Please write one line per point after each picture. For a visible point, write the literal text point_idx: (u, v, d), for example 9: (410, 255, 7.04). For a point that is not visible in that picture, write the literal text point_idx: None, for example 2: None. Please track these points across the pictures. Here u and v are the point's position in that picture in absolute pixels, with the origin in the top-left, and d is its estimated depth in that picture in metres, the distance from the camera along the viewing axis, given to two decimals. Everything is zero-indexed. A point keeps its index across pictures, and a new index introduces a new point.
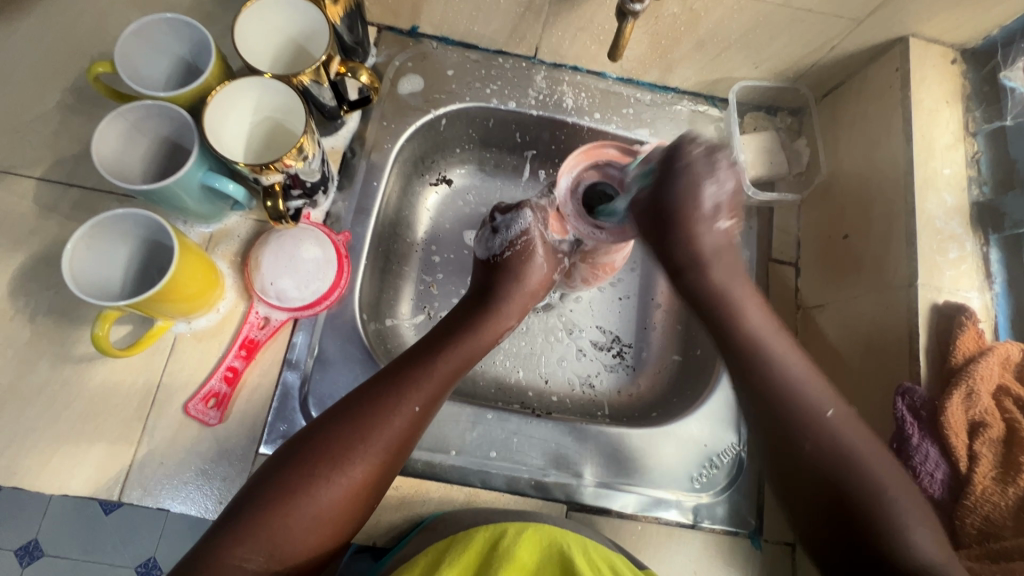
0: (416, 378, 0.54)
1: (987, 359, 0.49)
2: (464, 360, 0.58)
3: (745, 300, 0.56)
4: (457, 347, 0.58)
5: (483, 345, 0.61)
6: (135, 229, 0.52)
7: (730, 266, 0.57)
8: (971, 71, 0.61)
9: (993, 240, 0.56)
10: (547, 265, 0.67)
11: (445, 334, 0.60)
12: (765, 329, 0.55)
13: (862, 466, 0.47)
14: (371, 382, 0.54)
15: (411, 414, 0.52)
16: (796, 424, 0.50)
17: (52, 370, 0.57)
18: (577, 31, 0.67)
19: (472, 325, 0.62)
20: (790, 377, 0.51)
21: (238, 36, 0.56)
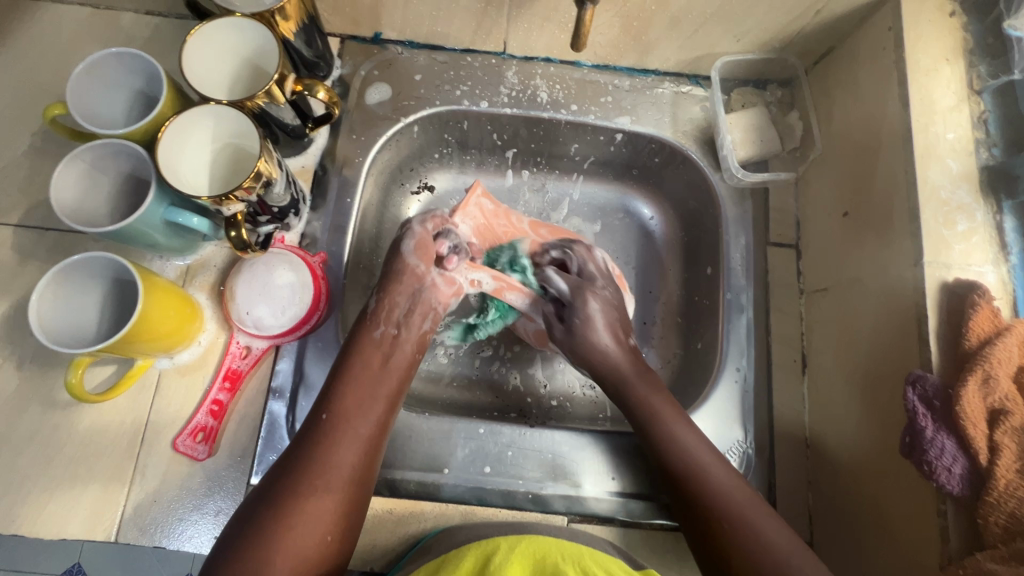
0: (335, 385, 0.55)
1: (1005, 340, 0.45)
2: (376, 355, 0.58)
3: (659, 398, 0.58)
4: (361, 345, 0.58)
5: (380, 334, 0.59)
6: (103, 271, 0.51)
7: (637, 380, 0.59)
8: (972, 22, 0.56)
9: (1006, 207, 0.51)
10: (419, 257, 0.62)
11: (351, 338, 0.59)
12: (681, 427, 0.56)
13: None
14: (319, 407, 0.54)
15: (326, 422, 0.53)
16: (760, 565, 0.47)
17: (42, 416, 0.57)
18: (544, 21, 0.64)
19: (369, 319, 0.60)
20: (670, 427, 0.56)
21: (186, 62, 0.54)
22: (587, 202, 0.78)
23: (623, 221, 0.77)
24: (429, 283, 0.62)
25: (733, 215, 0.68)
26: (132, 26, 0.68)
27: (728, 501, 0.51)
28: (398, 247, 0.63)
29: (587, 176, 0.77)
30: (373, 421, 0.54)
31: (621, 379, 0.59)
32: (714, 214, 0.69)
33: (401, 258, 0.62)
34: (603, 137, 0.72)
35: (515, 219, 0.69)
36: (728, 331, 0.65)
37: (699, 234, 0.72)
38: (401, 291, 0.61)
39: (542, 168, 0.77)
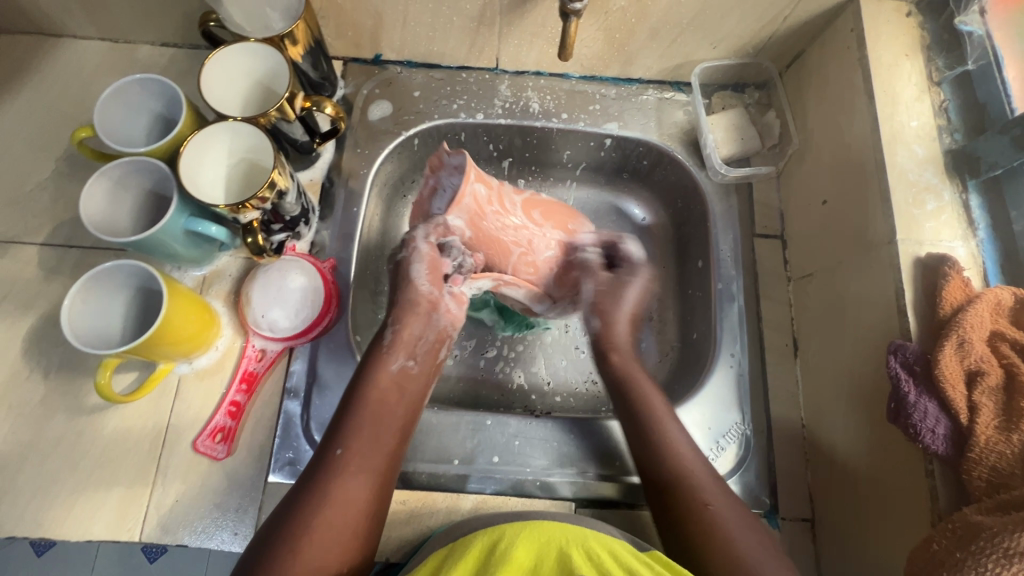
0: (347, 420, 0.55)
1: (976, 306, 0.48)
2: (388, 388, 0.58)
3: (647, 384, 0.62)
4: (374, 378, 0.58)
5: (396, 367, 0.60)
6: (129, 279, 0.54)
7: (648, 389, 0.62)
8: (928, 21, 0.60)
9: (971, 186, 0.55)
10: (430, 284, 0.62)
11: (360, 368, 0.60)
12: (661, 409, 0.60)
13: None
14: (329, 439, 0.54)
15: (341, 457, 0.53)
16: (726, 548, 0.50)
17: (68, 423, 0.60)
18: (533, 37, 0.69)
19: (382, 349, 0.61)
20: (653, 409, 0.60)
21: (203, 84, 0.59)
22: (581, 206, 0.81)
23: (617, 222, 0.81)
24: (443, 308, 0.63)
25: (720, 210, 0.72)
26: (150, 58, 0.73)
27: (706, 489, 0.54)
28: (406, 271, 0.62)
29: (581, 182, 0.81)
30: (386, 451, 0.55)
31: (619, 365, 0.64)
32: (702, 210, 0.73)
33: (412, 285, 0.62)
34: (594, 143, 0.76)
35: (509, 203, 0.64)
36: (721, 319, 0.68)
37: (689, 231, 0.76)
38: (414, 321, 0.62)
39: (537, 176, 0.81)
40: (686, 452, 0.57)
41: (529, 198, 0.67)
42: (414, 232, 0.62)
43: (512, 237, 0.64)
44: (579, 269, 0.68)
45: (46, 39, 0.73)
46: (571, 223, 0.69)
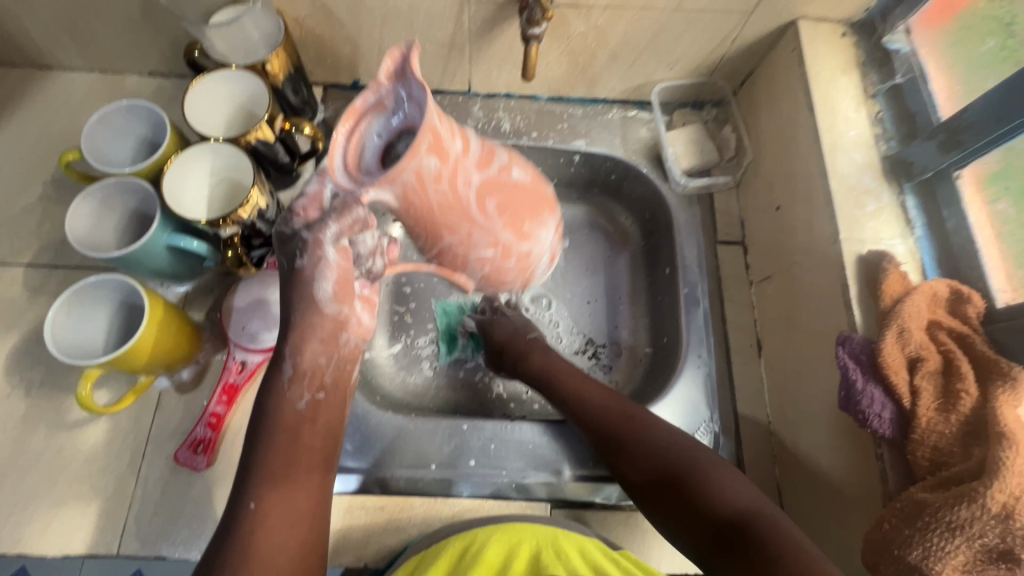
0: (256, 466, 0.48)
1: (914, 297, 0.51)
2: (297, 426, 0.50)
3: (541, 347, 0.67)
4: (277, 422, 0.50)
5: (305, 404, 0.51)
6: (112, 293, 0.56)
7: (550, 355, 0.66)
8: (862, 41, 0.66)
9: (907, 188, 0.59)
10: (342, 284, 0.51)
11: (261, 406, 0.51)
12: (567, 370, 0.64)
13: (710, 488, 0.49)
14: (239, 490, 0.47)
15: (255, 511, 0.46)
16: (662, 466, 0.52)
17: (48, 439, 0.60)
18: (501, 62, 0.74)
19: (281, 386, 0.51)
20: (563, 370, 0.64)
21: (187, 107, 0.63)
22: None
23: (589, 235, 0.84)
24: (354, 322, 0.53)
25: (684, 218, 0.76)
26: (138, 87, 0.77)
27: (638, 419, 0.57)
28: (305, 279, 0.50)
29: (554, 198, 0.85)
30: (304, 489, 0.49)
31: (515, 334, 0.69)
32: (667, 219, 0.76)
33: (317, 307, 0.51)
34: (563, 159, 0.80)
35: (462, 184, 0.45)
36: (688, 323, 0.70)
37: (656, 240, 0.79)
38: (312, 348, 0.52)
39: None
40: (608, 399, 0.60)
41: (503, 172, 0.48)
42: (322, 221, 0.48)
43: (451, 219, 0.47)
44: (518, 273, 0.55)
45: (37, 71, 0.76)
46: (529, 223, 0.51)
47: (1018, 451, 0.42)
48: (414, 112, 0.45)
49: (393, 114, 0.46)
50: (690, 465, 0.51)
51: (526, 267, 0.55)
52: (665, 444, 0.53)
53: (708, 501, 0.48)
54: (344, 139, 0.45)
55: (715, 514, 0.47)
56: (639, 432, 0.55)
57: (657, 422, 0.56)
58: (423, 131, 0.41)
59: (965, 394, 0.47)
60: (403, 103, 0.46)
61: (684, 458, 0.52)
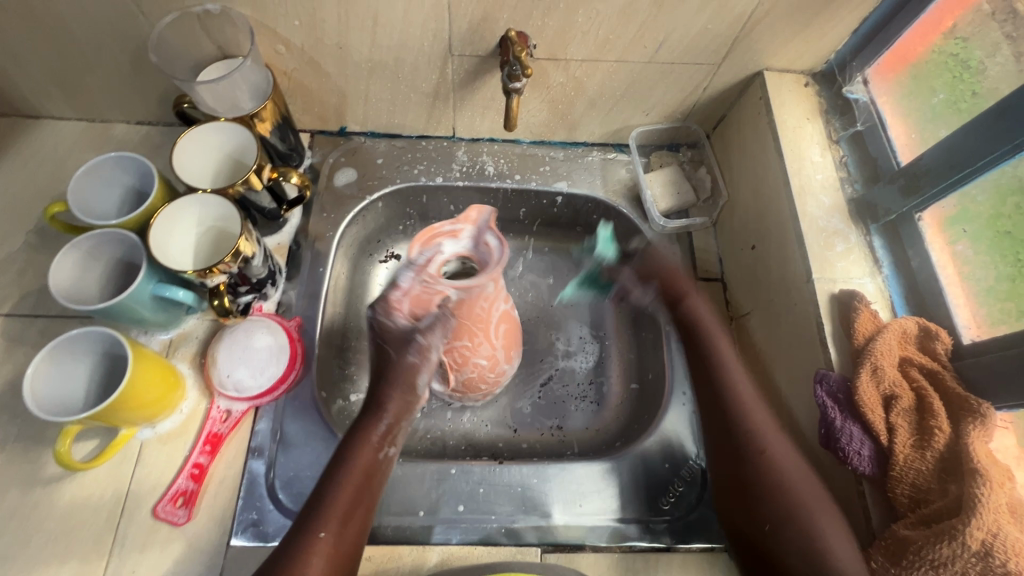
0: (323, 502, 0.51)
1: (884, 335, 0.53)
2: (371, 460, 0.54)
3: (698, 308, 0.68)
4: (355, 463, 0.53)
5: (382, 455, 0.55)
6: (94, 345, 0.55)
7: (711, 325, 0.66)
8: (824, 89, 0.70)
9: (873, 229, 0.62)
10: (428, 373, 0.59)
11: (346, 444, 0.55)
12: (726, 357, 0.62)
13: (822, 536, 0.49)
14: (305, 518, 0.51)
15: (324, 542, 0.49)
16: (790, 501, 0.51)
17: (21, 496, 0.59)
18: (484, 109, 0.76)
19: (370, 428, 0.55)
20: (718, 355, 0.63)
21: (176, 158, 0.63)
22: (540, 259, 0.87)
23: (574, 273, 0.86)
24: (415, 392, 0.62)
25: (665, 256, 0.77)
26: (124, 135, 0.78)
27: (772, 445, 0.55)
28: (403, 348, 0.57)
29: (539, 237, 0.87)
30: (362, 525, 0.52)
31: (672, 293, 0.70)
32: None
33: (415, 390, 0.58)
34: (546, 201, 0.82)
35: (493, 309, 0.60)
36: (672, 360, 0.72)
37: None
38: (394, 408, 0.56)
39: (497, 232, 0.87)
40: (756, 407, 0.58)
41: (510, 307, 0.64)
42: (430, 328, 0.58)
43: (474, 326, 0.59)
44: (488, 383, 0.66)
45: (23, 120, 0.77)
46: (515, 349, 0.66)
47: (993, 487, 0.43)
48: (481, 251, 0.60)
49: (459, 240, 0.60)
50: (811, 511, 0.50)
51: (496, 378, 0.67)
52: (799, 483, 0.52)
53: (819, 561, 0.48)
54: (428, 259, 0.58)
55: (817, 563, 0.48)
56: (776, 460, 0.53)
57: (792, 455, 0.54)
58: (500, 268, 0.57)
59: (939, 431, 0.48)
60: (474, 241, 0.60)
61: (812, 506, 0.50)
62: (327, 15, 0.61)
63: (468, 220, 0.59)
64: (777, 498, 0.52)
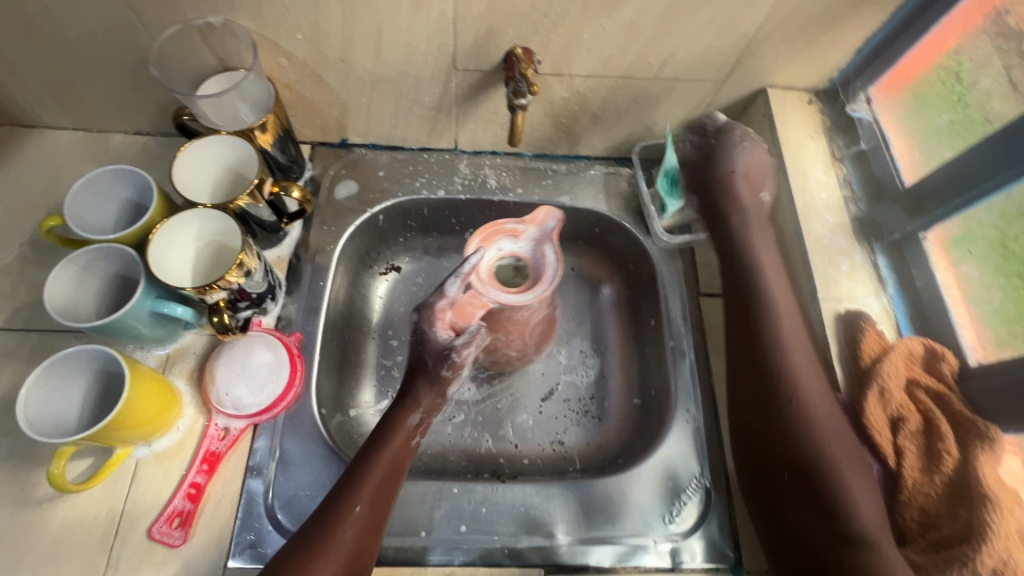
0: (358, 477, 0.53)
1: (890, 356, 0.53)
2: (405, 438, 0.57)
3: (758, 232, 0.61)
4: (389, 438, 0.56)
5: (414, 440, 0.58)
6: (90, 363, 0.54)
7: (759, 247, 0.61)
8: (827, 107, 0.70)
9: (878, 248, 0.62)
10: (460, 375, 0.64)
11: (381, 429, 0.57)
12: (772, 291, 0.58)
13: (846, 491, 0.47)
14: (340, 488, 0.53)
15: (358, 516, 0.51)
16: (816, 452, 0.49)
17: (13, 516, 0.57)
18: (487, 122, 0.76)
19: (407, 409, 0.59)
20: (764, 288, 0.58)
21: (175, 172, 0.62)
22: None
23: (576, 286, 0.86)
24: None
25: (668, 271, 0.78)
26: (122, 145, 0.77)
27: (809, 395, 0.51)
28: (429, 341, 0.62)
29: None
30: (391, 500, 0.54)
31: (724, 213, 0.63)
32: (651, 272, 0.79)
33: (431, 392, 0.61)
34: None
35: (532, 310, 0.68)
36: (675, 376, 0.72)
37: (641, 292, 0.81)
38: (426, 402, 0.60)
39: None
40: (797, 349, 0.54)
41: (542, 312, 0.71)
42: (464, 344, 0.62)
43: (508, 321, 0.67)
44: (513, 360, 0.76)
45: (18, 129, 0.76)
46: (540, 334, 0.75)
47: (1002, 514, 0.44)
48: (535, 254, 0.66)
49: (518, 240, 0.66)
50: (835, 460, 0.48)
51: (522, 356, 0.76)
52: (829, 429, 0.50)
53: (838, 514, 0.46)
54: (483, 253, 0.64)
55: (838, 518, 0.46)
56: (808, 402, 0.51)
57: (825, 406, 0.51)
58: (549, 289, 0.63)
59: (947, 455, 0.48)
60: (533, 242, 0.66)
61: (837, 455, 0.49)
62: (330, 29, 0.60)
63: (535, 220, 0.65)
64: (802, 442, 0.49)
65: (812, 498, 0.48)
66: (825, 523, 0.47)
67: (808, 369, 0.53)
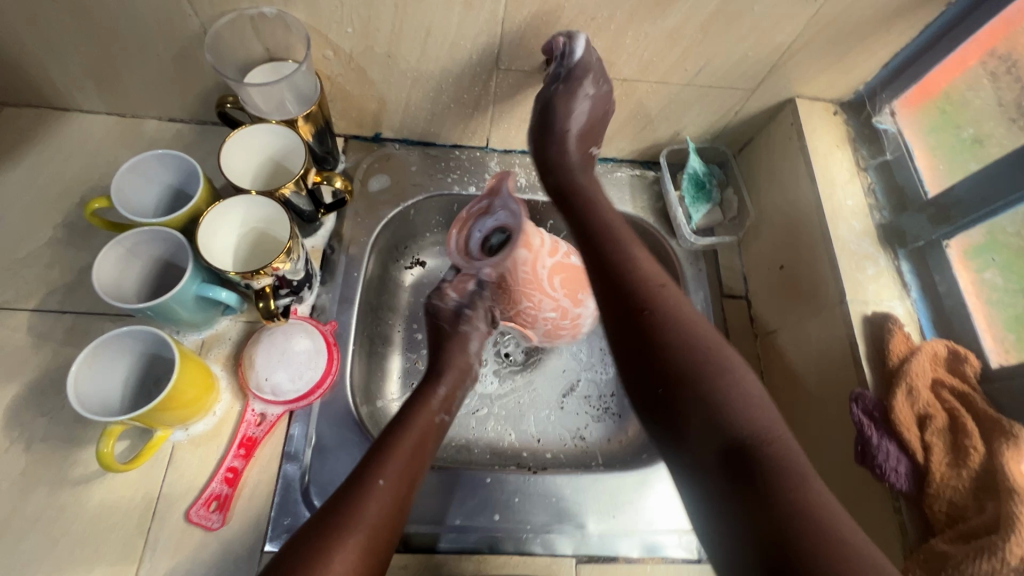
0: (381, 452, 0.55)
1: (918, 357, 0.55)
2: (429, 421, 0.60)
3: (587, 175, 0.68)
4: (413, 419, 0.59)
5: (438, 418, 0.62)
6: (137, 344, 0.54)
7: (589, 186, 0.66)
8: (852, 118, 0.73)
9: (901, 254, 0.65)
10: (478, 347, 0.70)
11: (407, 408, 0.61)
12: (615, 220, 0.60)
13: (723, 395, 0.46)
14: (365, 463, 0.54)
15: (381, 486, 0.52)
16: (687, 362, 0.48)
17: (49, 497, 0.57)
18: (521, 122, 0.78)
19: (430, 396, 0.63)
20: (604, 217, 0.60)
21: (223, 159, 0.64)
22: None
23: None
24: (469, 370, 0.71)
25: (691, 274, 0.78)
26: (156, 131, 0.77)
27: (660, 306, 0.51)
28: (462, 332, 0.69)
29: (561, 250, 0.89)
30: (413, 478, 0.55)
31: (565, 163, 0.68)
32: (674, 272, 0.79)
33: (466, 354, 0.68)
34: None
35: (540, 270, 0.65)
36: None
37: None
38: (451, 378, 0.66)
39: None
40: (645, 266, 0.54)
41: (581, 310, 0.70)
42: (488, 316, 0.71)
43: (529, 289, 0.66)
44: (571, 329, 0.72)
45: (53, 112, 0.75)
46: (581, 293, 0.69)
47: None
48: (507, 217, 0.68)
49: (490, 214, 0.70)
50: (706, 370, 0.47)
51: (577, 324, 0.72)
52: (684, 342, 0.49)
53: (722, 419, 0.45)
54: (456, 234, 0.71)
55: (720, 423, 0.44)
56: (660, 321, 0.50)
57: (679, 316, 0.51)
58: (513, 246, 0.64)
59: (974, 450, 0.50)
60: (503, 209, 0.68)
61: (707, 361, 0.48)
62: (381, 24, 0.61)
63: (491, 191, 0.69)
64: (670, 360, 0.48)
65: (695, 410, 0.46)
66: (709, 437, 0.44)
67: (655, 285, 0.53)
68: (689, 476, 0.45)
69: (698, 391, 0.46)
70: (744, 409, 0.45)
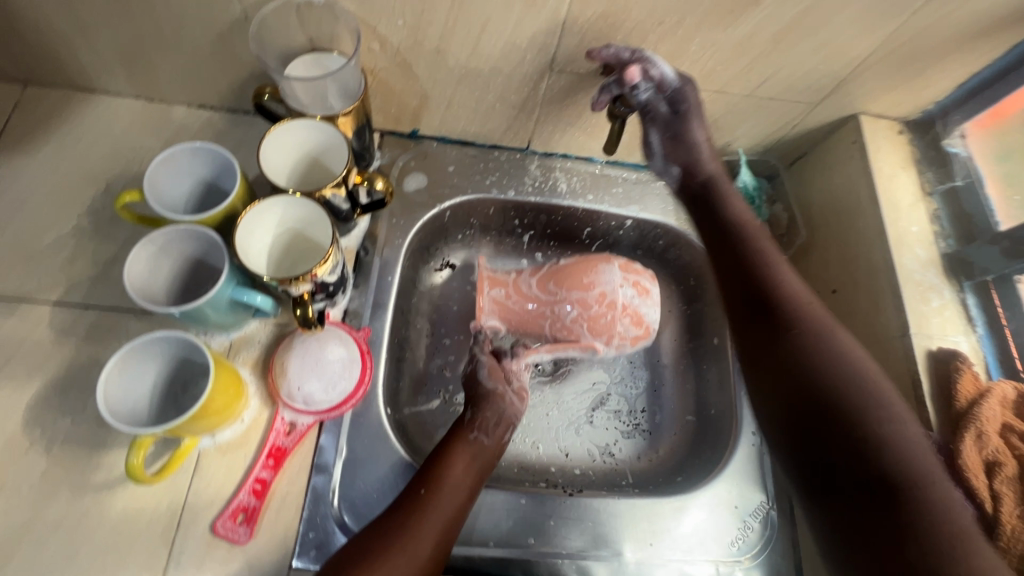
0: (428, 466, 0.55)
1: (988, 401, 0.53)
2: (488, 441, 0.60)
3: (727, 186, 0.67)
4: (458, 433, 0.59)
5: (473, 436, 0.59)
6: (170, 349, 0.52)
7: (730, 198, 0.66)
8: (917, 138, 0.70)
9: (967, 286, 0.62)
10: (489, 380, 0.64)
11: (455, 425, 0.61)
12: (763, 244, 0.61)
13: (878, 430, 0.47)
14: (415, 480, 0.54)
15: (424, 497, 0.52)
16: (843, 391, 0.49)
17: (71, 502, 0.55)
18: (566, 126, 0.74)
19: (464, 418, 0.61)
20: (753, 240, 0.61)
21: (263, 155, 0.60)
22: None
23: None
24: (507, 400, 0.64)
25: None
26: (184, 118, 0.73)
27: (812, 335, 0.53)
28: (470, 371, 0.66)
29: None
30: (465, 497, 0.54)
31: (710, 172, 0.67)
32: None
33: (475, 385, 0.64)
34: (615, 223, 0.81)
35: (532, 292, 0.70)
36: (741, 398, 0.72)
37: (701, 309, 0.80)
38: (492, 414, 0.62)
39: (555, 249, 0.84)
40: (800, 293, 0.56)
41: (600, 288, 0.66)
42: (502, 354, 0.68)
43: (535, 313, 0.69)
44: (609, 311, 0.67)
45: (77, 93, 0.72)
46: (586, 276, 0.67)
47: None
48: None
49: None
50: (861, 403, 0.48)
51: (612, 304, 0.67)
52: (842, 375, 0.50)
53: (874, 456, 0.46)
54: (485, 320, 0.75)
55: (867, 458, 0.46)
56: (812, 349, 0.52)
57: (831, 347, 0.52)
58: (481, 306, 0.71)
59: None
60: None
61: (864, 394, 0.49)
62: (433, 18, 0.57)
63: None
64: (822, 387, 0.50)
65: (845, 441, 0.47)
66: (856, 469, 0.46)
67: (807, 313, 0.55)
68: (824, 505, 0.47)
69: (847, 424, 0.48)
70: (896, 447, 0.46)
